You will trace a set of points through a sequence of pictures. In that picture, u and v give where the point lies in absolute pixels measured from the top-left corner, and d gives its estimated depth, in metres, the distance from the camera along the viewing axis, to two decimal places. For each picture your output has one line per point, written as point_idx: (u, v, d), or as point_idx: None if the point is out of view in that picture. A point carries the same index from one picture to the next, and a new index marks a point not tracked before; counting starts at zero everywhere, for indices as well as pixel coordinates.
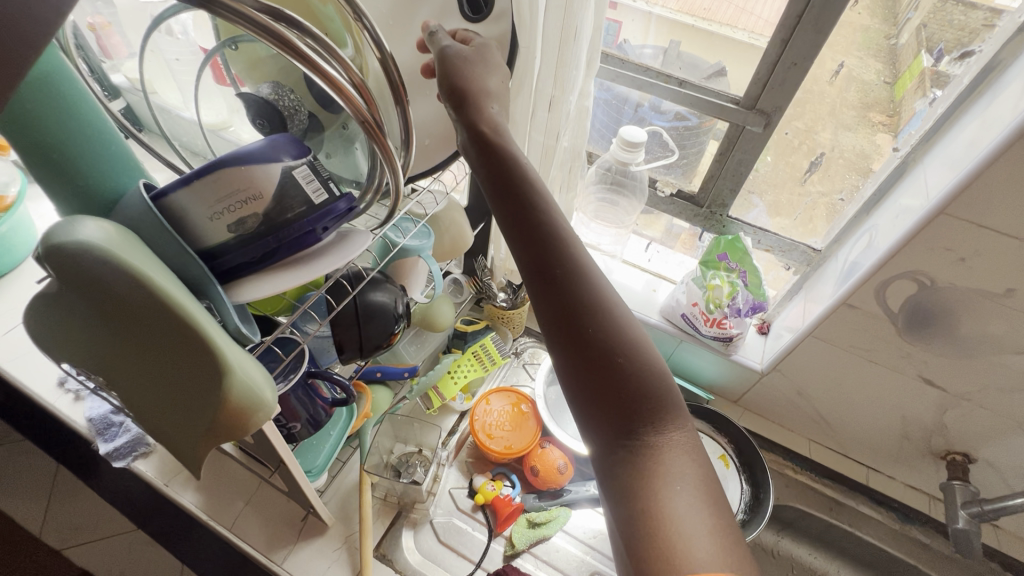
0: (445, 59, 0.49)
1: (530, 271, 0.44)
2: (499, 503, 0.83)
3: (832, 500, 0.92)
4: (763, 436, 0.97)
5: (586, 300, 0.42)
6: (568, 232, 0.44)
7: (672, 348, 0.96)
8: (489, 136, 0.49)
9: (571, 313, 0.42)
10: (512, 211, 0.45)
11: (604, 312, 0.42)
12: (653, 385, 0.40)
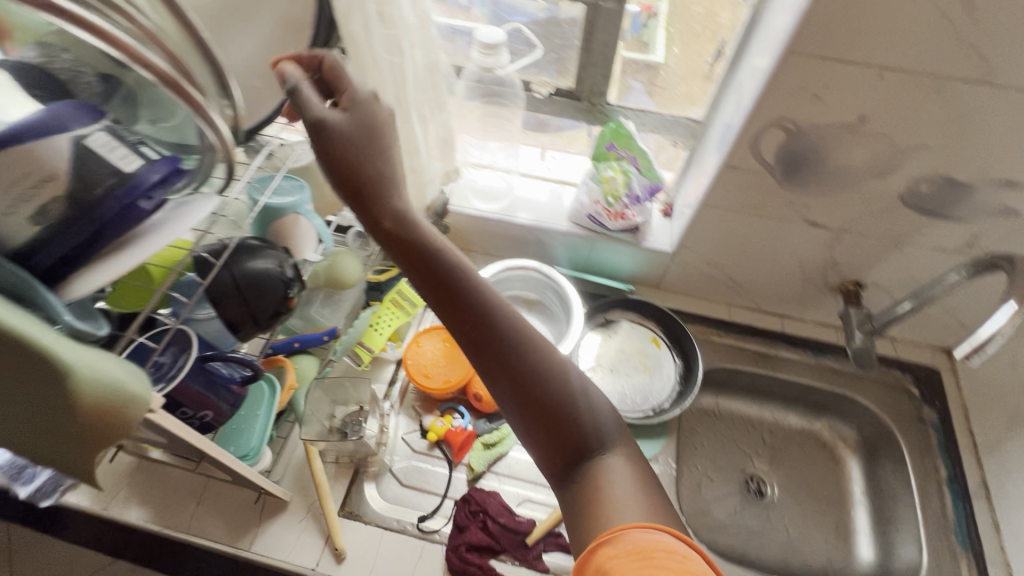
0: (325, 133, 0.49)
1: (478, 356, 0.53)
2: (451, 435, 0.85)
3: (756, 353, 1.00)
4: (687, 311, 1.02)
5: (531, 373, 0.51)
6: (498, 316, 0.52)
7: (588, 250, 0.97)
8: (401, 233, 0.53)
9: (519, 382, 0.51)
10: (450, 304, 0.52)
11: (547, 375, 0.52)
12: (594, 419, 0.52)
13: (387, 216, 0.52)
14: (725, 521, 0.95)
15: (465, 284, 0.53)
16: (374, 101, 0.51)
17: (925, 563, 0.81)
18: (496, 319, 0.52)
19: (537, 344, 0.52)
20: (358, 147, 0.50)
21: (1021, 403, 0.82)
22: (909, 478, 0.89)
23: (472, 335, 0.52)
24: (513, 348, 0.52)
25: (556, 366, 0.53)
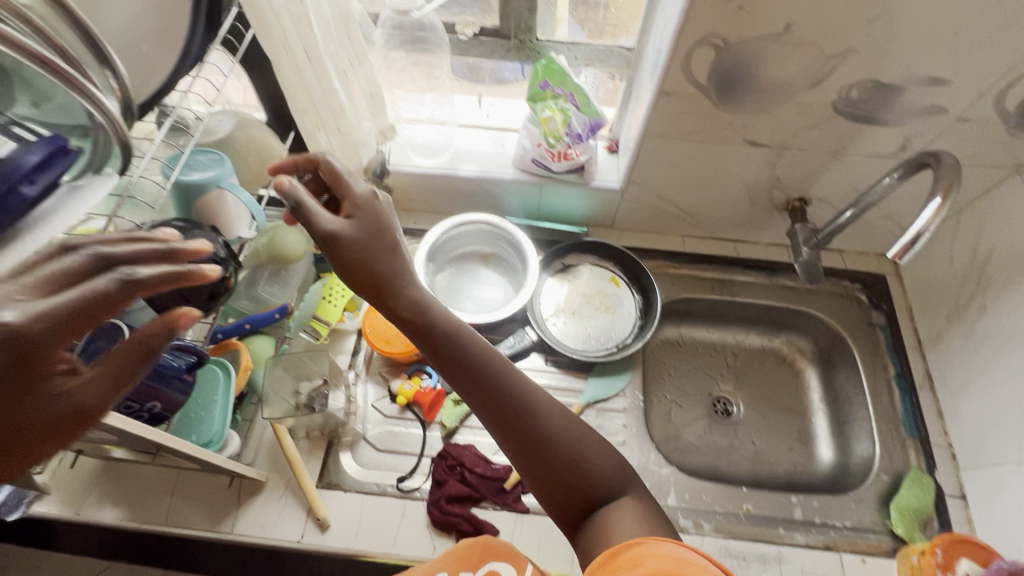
0: (329, 236, 0.53)
1: (491, 422, 0.55)
2: (420, 395, 0.86)
3: (712, 280, 1.02)
4: (643, 247, 1.03)
5: (544, 435, 0.54)
6: (510, 383, 0.55)
7: (538, 197, 0.95)
8: (414, 318, 0.55)
9: (532, 443, 0.54)
10: (467, 378, 0.55)
11: (556, 433, 0.54)
12: (604, 469, 0.54)
13: (405, 307, 0.55)
14: (696, 442, 0.99)
15: (477, 356, 0.56)
16: (375, 201, 0.56)
17: (877, 455, 0.87)
18: (507, 388, 0.55)
19: (546, 407, 0.55)
20: (369, 249, 0.54)
21: (957, 297, 0.87)
22: (861, 380, 0.94)
23: (486, 406, 0.55)
24: (524, 414, 0.54)
25: (566, 423, 0.55)
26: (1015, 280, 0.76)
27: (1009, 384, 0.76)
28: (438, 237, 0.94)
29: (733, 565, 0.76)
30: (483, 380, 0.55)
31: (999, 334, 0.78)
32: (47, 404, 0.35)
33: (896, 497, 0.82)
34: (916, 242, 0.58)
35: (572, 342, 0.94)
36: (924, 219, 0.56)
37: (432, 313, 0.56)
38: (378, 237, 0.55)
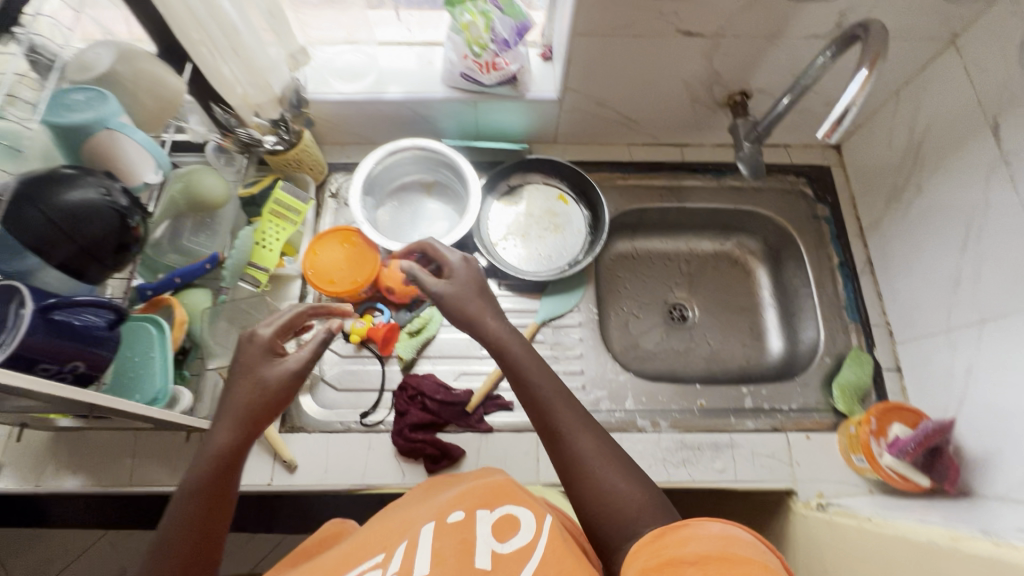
0: (437, 293, 0.67)
1: (545, 439, 0.58)
2: (373, 332, 0.84)
3: (661, 188, 1.01)
4: (589, 161, 1.00)
5: (586, 455, 0.54)
6: (567, 405, 0.58)
7: (473, 115, 0.91)
8: (493, 345, 0.63)
9: (574, 457, 0.55)
10: (529, 396, 0.59)
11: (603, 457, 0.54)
12: (638, 497, 0.51)
13: (489, 335, 0.64)
14: (654, 349, 1.02)
15: (542, 376, 0.60)
16: (465, 264, 0.69)
17: (822, 340, 0.91)
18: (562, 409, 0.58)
19: (597, 434, 0.56)
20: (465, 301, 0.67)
21: (895, 180, 0.87)
22: (807, 272, 0.97)
23: (540, 420, 0.58)
24: (578, 436, 0.56)
25: (615, 452, 0.55)
26: (947, 155, 0.77)
27: (939, 259, 0.79)
28: (374, 166, 0.88)
29: (688, 455, 0.81)
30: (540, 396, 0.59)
31: (931, 212, 0.80)
32: (276, 373, 0.58)
33: (837, 377, 0.87)
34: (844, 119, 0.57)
35: (523, 264, 0.93)
36: (850, 94, 0.55)
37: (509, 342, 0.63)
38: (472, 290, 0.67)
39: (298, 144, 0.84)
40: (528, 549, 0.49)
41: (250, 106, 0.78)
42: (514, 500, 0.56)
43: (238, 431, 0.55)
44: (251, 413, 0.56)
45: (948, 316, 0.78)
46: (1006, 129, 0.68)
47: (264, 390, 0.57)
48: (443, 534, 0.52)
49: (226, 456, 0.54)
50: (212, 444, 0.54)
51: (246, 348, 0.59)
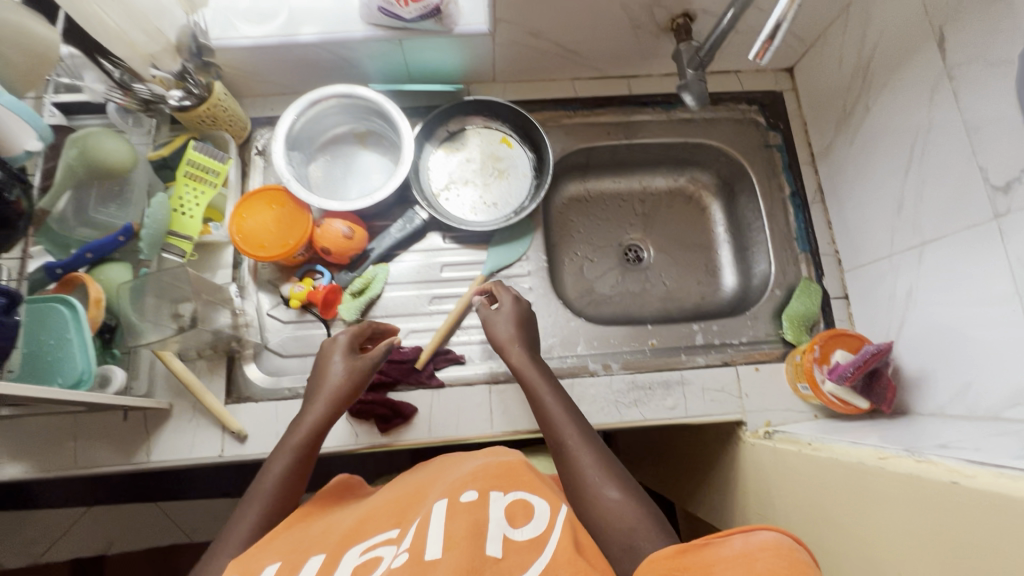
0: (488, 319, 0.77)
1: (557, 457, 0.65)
2: (312, 295, 0.81)
3: (608, 125, 0.96)
4: (531, 100, 0.94)
5: (589, 469, 0.61)
6: (579, 426, 0.65)
7: (400, 55, 0.84)
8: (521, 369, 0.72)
9: (580, 469, 0.61)
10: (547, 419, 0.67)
11: (606, 472, 0.60)
12: (631, 509, 0.56)
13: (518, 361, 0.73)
14: (610, 293, 1.01)
15: (558, 400, 0.68)
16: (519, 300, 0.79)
17: (773, 272, 0.91)
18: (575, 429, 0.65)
19: (603, 455, 0.62)
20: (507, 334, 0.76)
21: (845, 103, 0.84)
22: (758, 204, 0.95)
23: (554, 436, 0.66)
24: (584, 453, 0.62)
25: (620, 471, 0.61)
26: (895, 72, 0.74)
27: (884, 184, 0.77)
28: (295, 120, 0.82)
29: (639, 395, 0.81)
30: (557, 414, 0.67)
31: (878, 135, 0.78)
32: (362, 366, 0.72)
33: (787, 308, 0.87)
34: (776, 36, 0.53)
35: (467, 214, 0.90)
36: (782, 7, 0.51)
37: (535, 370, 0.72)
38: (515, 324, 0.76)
39: (209, 97, 0.77)
40: (540, 542, 0.50)
41: (141, 55, 0.70)
42: (526, 487, 0.57)
43: (327, 416, 0.67)
44: (335, 403, 0.68)
45: (891, 241, 0.77)
46: (952, 41, 0.65)
47: (347, 386, 0.70)
48: (456, 513, 0.51)
49: (316, 436, 0.66)
50: (304, 425, 0.67)
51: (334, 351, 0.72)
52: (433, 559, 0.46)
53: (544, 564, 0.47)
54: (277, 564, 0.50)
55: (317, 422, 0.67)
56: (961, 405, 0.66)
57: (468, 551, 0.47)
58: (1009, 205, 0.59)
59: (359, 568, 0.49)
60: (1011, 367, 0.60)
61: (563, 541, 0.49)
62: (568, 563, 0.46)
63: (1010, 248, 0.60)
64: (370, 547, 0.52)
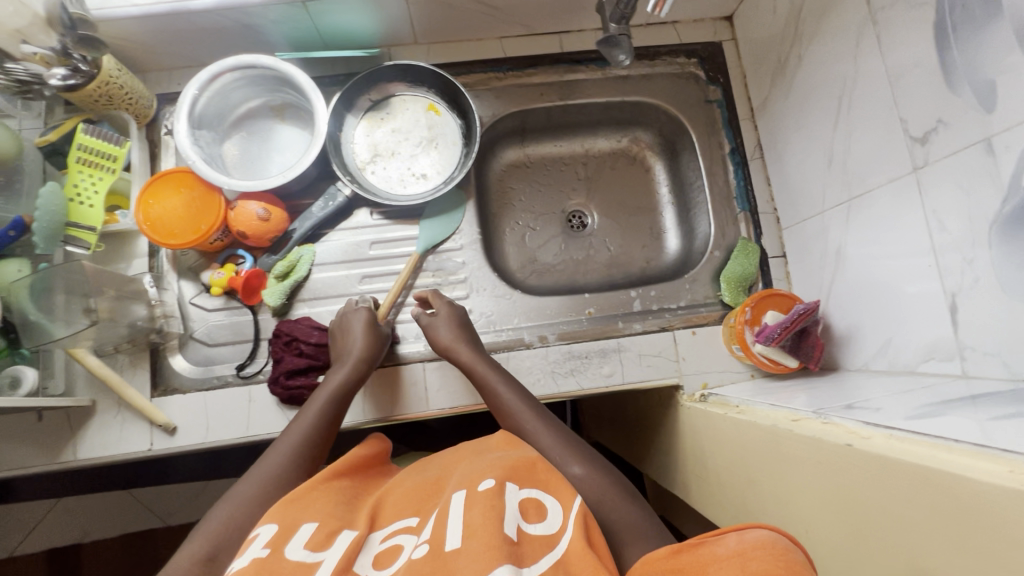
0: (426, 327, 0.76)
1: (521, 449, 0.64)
2: (232, 282, 0.78)
3: (542, 86, 0.92)
4: (457, 62, 0.89)
5: (550, 449, 0.61)
6: (531, 416, 0.65)
7: (308, 18, 0.78)
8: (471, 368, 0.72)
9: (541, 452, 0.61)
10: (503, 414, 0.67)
11: (567, 451, 0.60)
12: (597, 483, 0.56)
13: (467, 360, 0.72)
14: (553, 261, 0.99)
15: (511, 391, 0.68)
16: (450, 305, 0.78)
17: (712, 234, 0.89)
18: (530, 415, 0.66)
19: (564, 435, 0.63)
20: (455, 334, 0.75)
21: (781, 52, 0.81)
22: (699, 163, 0.92)
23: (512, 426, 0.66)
24: (541, 438, 0.63)
25: (583, 448, 0.61)
26: (824, 18, 0.70)
27: (817, 137, 0.75)
28: (199, 95, 0.77)
29: (576, 365, 0.81)
30: (511, 404, 0.67)
31: (810, 85, 0.75)
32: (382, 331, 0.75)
33: (725, 269, 0.86)
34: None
35: (395, 188, 0.86)
36: None
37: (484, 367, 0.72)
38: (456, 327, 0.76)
39: (97, 75, 0.72)
40: (554, 539, 0.45)
41: (6, 32, 0.64)
42: (542, 484, 0.52)
43: (356, 376, 0.69)
44: (364, 363, 0.70)
45: (823, 197, 0.76)
46: None
47: (374, 351, 0.72)
48: (473, 504, 0.47)
49: (344, 394, 0.66)
50: (334, 382, 0.67)
51: (357, 319, 0.74)
52: (453, 551, 0.43)
53: (557, 561, 0.42)
54: (310, 525, 0.47)
55: (345, 382, 0.68)
56: (883, 361, 0.66)
57: (487, 537, 0.43)
58: (927, 156, 0.57)
59: (377, 558, 0.45)
60: (926, 323, 0.60)
61: (578, 537, 0.44)
62: (585, 561, 0.41)
63: (927, 202, 0.58)
64: (391, 533, 0.49)
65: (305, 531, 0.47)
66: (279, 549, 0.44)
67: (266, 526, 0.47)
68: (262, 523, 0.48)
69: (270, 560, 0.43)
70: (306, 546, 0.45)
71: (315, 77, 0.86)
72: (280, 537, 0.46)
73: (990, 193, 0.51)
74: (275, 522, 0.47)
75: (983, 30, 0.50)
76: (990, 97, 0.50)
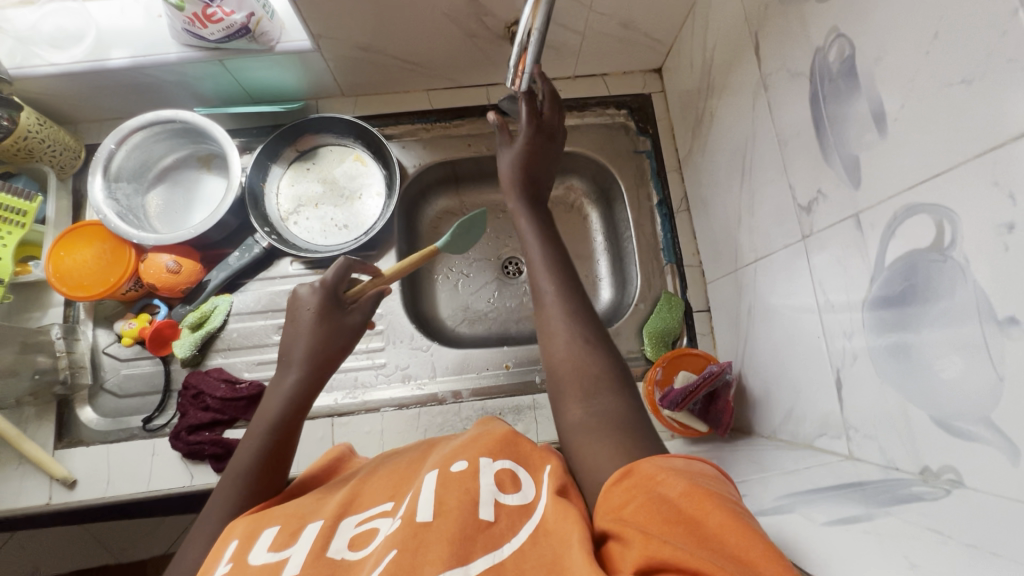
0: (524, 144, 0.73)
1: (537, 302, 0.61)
2: (143, 332, 0.79)
3: (470, 136, 0.92)
4: (384, 113, 0.90)
5: (555, 317, 0.57)
6: (555, 278, 0.61)
7: (228, 74, 0.79)
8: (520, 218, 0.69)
9: (547, 319, 0.58)
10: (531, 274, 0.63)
11: (581, 322, 0.57)
12: (592, 364, 0.53)
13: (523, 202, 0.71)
14: (486, 309, 0.96)
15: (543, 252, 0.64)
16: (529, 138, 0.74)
17: (638, 286, 0.88)
18: (548, 278, 0.61)
19: (577, 305, 0.58)
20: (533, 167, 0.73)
21: (699, 107, 0.81)
22: (627, 213, 0.91)
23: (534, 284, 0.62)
24: (564, 303, 0.58)
25: (594, 324, 0.57)
26: (730, 77, 0.71)
27: (731, 193, 0.74)
28: (119, 152, 0.78)
29: None
30: (536, 264, 0.63)
31: (723, 141, 0.75)
32: (354, 321, 0.69)
33: (648, 324, 0.85)
34: (528, 46, 0.55)
35: (316, 239, 0.86)
36: (525, 18, 0.51)
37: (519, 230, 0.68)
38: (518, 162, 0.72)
39: (14, 130, 0.73)
40: (531, 506, 0.44)
41: None
42: (515, 456, 0.50)
43: (304, 385, 0.63)
44: (315, 364, 0.64)
45: (736, 255, 0.75)
46: (766, 47, 0.62)
47: (329, 347, 0.66)
48: (447, 483, 0.46)
49: (295, 404, 0.61)
50: (280, 394, 0.62)
51: (303, 307, 0.67)
52: (424, 523, 0.42)
53: (537, 530, 0.41)
54: (274, 529, 0.46)
55: (292, 394, 0.62)
56: (787, 430, 0.64)
57: (460, 519, 0.42)
58: (812, 225, 0.56)
59: (352, 541, 0.44)
60: (820, 396, 0.57)
61: (553, 501, 0.44)
62: (561, 520, 0.41)
63: (813, 270, 0.57)
64: (366, 518, 0.47)
65: (270, 535, 0.46)
66: (243, 556, 0.43)
67: (231, 543, 0.46)
68: (225, 539, 0.46)
69: (237, 566, 0.42)
70: (272, 547, 0.44)
71: (243, 129, 0.87)
72: (242, 542, 0.45)
73: (862, 269, 0.49)
74: (236, 537, 0.46)
75: (846, 103, 0.49)
76: (855, 172, 0.49)
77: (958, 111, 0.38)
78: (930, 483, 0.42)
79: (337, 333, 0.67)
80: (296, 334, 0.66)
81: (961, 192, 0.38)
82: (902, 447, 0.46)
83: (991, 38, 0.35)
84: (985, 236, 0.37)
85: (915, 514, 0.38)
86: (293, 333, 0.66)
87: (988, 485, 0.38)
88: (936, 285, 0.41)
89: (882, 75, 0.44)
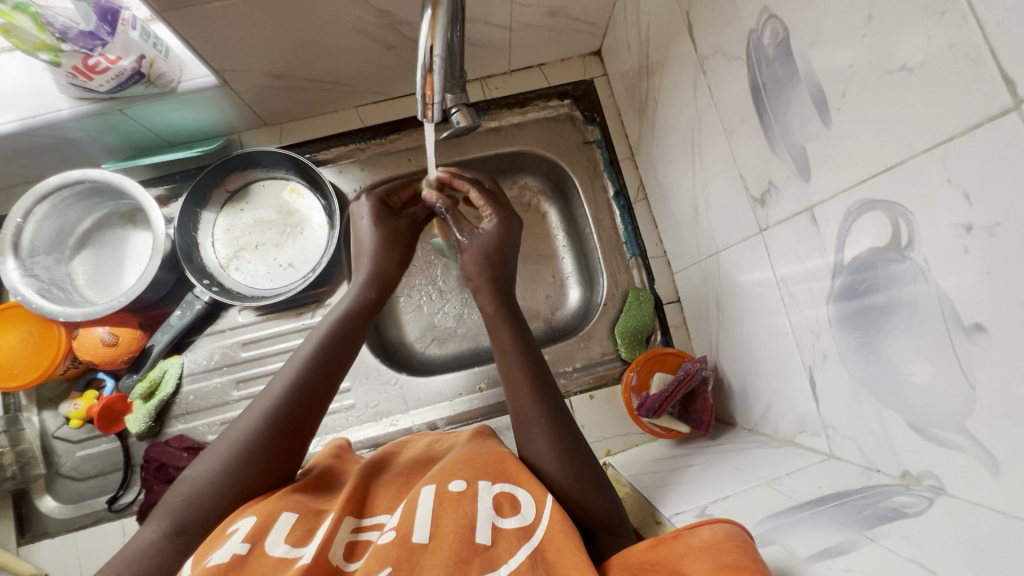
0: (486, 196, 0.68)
1: (518, 424, 0.57)
2: (90, 412, 0.74)
3: (409, 150, 0.85)
4: (312, 139, 0.84)
5: (541, 450, 0.54)
6: (538, 403, 0.56)
7: (135, 122, 0.73)
8: (494, 319, 0.64)
9: (534, 448, 0.54)
10: (515, 391, 0.58)
11: (572, 456, 0.53)
12: (587, 503, 0.50)
13: (495, 301, 0.65)
14: (454, 327, 0.91)
15: (521, 371, 0.59)
16: (501, 225, 0.67)
17: (604, 284, 0.85)
18: (532, 402, 0.57)
19: (563, 434, 0.55)
20: (502, 259, 0.67)
21: (642, 89, 0.77)
22: (584, 208, 0.88)
23: (513, 407, 0.58)
24: (547, 433, 0.54)
25: (584, 455, 0.54)
26: (667, 60, 0.66)
27: (687, 182, 0.70)
28: (33, 227, 0.73)
29: None
30: (519, 383, 0.58)
31: (670, 125, 0.71)
32: (403, 224, 0.69)
33: (619, 324, 0.81)
34: (434, 67, 0.48)
35: (261, 282, 0.81)
36: (423, 37, 0.46)
37: (500, 333, 0.63)
38: (480, 262, 0.66)
39: None
40: (530, 531, 0.43)
41: None
42: (515, 478, 0.49)
43: (367, 296, 0.63)
44: (372, 279, 0.64)
45: (698, 245, 0.72)
46: (699, 27, 0.57)
47: (389, 261, 0.66)
48: (444, 503, 0.44)
49: (350, 314, 0.60)
50: (347, 299, 0.62)
51: (359, 217, 0.68)
52: (419, 544, 0.41)
53: (535, 554, 0.41)
54: (291, 516, 0.44)
55: (352, 305, 0.61)
56: (768, 424, 0.62)
57: (456, 544, 0.41)
58: (767, 218, 0.53)
59: (350, 550, 0.42)
60: (795, 394, 0.55)
61: (557, 530, 0.43)
62: (563, 552, 0.41)
63: (775, 264, 0.54)
64: (365, 526, 0.45)
65: (287, 522, 0.43)
66: (260, 537, 0.41)
67: (244, 520, 0.43)
68: (238, 517, 0.44)
69: (252, 557, 0.39)
70: (289, 540, 0.42)
71: (165, 177, 0.82)
72: (258, 522, 0.43)
73: (821, 266, 0.47)
74: (253, 514, 0.44)
75: (786, 90, 0.45)
76: (804, 164, 0.45)
77: (903, 103, 0.34)
78: (912, 489, 0.41)
79: (395, 244, 0.67)
80: (364, 242, 0.67)
81: (915, 189, 0.35)
82: (883, 451, 0.44)
83: (928, 21, 0.31)
84: (943, 237, 0.34)
85: (897, 540, 0.36)
86: (361, 243, 0.67)
87: (968, 494, 0.36)
88: (898, 290, 0.38)
89: (819, 61, 0.41)
